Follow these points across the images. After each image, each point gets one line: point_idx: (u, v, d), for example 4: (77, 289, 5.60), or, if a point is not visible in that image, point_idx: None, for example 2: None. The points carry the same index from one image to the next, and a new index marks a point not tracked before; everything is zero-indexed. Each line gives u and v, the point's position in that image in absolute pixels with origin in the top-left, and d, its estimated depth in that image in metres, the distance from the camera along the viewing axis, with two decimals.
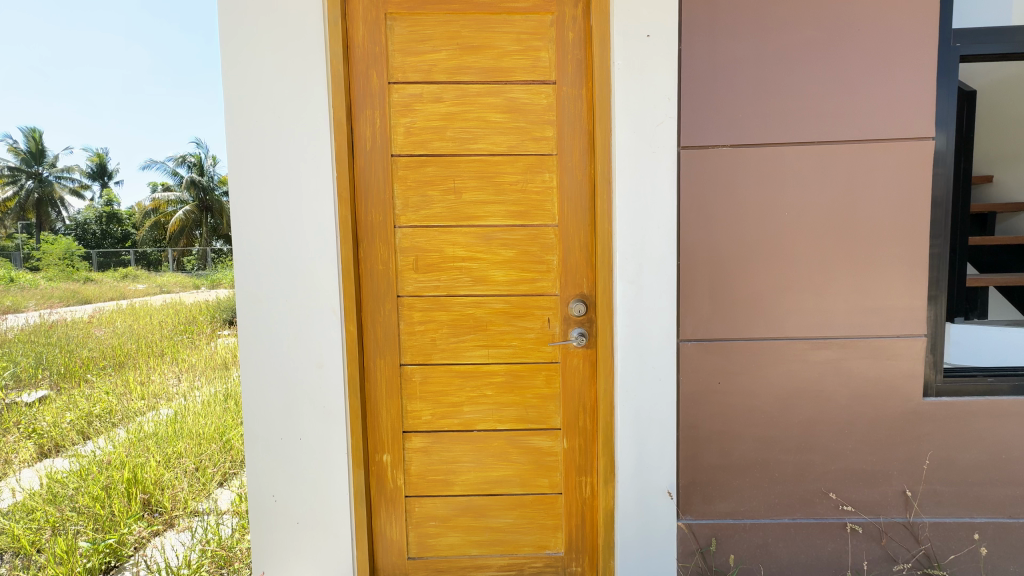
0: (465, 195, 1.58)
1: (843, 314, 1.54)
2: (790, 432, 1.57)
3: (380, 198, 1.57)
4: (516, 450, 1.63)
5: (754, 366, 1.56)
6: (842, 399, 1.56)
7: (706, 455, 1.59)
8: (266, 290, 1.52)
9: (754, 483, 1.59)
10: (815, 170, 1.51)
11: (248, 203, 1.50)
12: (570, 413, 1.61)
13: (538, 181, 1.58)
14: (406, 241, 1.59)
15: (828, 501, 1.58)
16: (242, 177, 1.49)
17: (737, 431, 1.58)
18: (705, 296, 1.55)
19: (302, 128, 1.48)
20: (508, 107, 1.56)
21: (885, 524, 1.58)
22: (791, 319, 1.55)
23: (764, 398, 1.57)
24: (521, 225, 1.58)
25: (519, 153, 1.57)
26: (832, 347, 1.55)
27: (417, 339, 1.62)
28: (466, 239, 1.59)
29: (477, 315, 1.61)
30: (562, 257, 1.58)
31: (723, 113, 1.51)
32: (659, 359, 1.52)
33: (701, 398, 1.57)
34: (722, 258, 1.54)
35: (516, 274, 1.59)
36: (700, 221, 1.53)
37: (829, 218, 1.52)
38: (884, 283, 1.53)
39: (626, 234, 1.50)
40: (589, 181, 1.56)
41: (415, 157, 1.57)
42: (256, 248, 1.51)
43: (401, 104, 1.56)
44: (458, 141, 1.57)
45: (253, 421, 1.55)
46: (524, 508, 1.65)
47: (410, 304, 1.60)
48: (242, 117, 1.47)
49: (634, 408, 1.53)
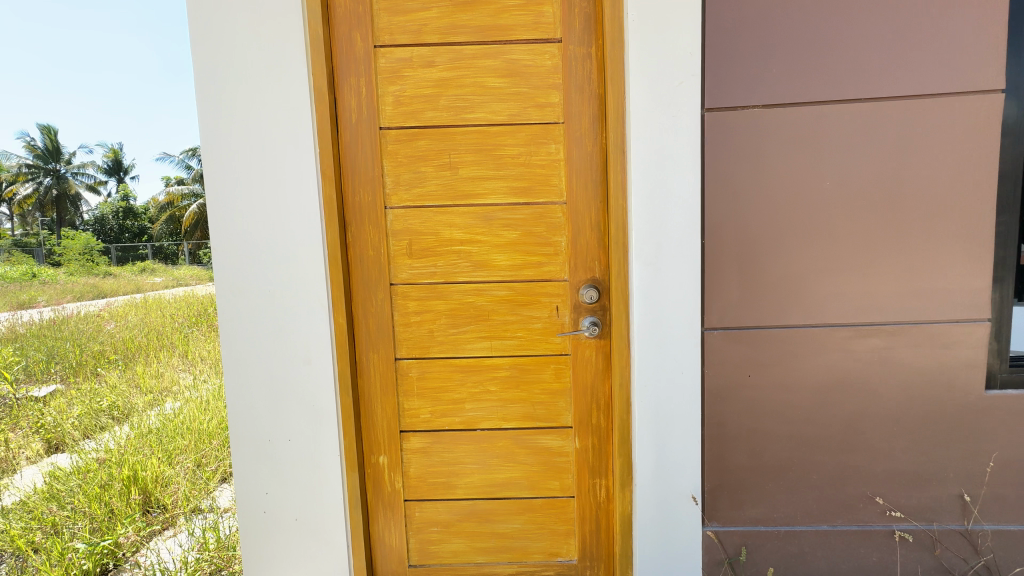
0: (462, 170, 1.43)
1: (894, 299, 1.33)
2: (829, 429, 1.36)
3: (369, 177, 1.43)
4: (522, 450, 1.50)
5: (790, 358, 1.35)
6: (889, 393, 1.35)
7: (734, 455, 1.39)
8: (247, 281, 1.39)
9: (789, 486, 1.38)
10: (858, 133, 1.31)
11: (224, 184, 1.36)
12: (582, 410, 1.47)
13: (543, 154, 1.42)
14: (398, 224, 1.45)
15: (873, 506, 1.37)
16: (217, 155, 1.35)
17: (771, 429, 1.37)
18: (733, 279, 1.35)
19: (280, 99, 1.34)
20: (508, 71, 1.39)
21: (939, 532, 1.37)
22: (832, 304, 1.34)
23: (803, 393, 1.36)
24: (525, 204, 1.43)
25: (521, 123, 1.41)
26: (879, 334, 1.34)
27: (413, 331, 1.48)
28: (463, 220, 1.44)
29: (478, 304, 1.46)
30: (571, 238, 1.42)
31: (754, 69, 1.31)
32: (680, 350, 1.35)
33: (729, 394, 1.37)
34: (752, 236, 1.34)
35: (520, 258, 1.44)
36: (727, 195, 1.34)
37: (875, 188, 1.32)
38: (940, 260, 1.32)
39: (642, 210, 1.33)
40: (600, 153, 1.40)
41: (406, 130, 1.42)
42: (235, 233, 1.38)
43: (389, 70, 1.40)
44: (453, 110, 1.41)
45: (238, 422, 1.43)
46: (535, 512, 1.52)
47: (404, 293, 1.47)
48: (214, 89, 1.33)
49: (652, 406, 1.37)
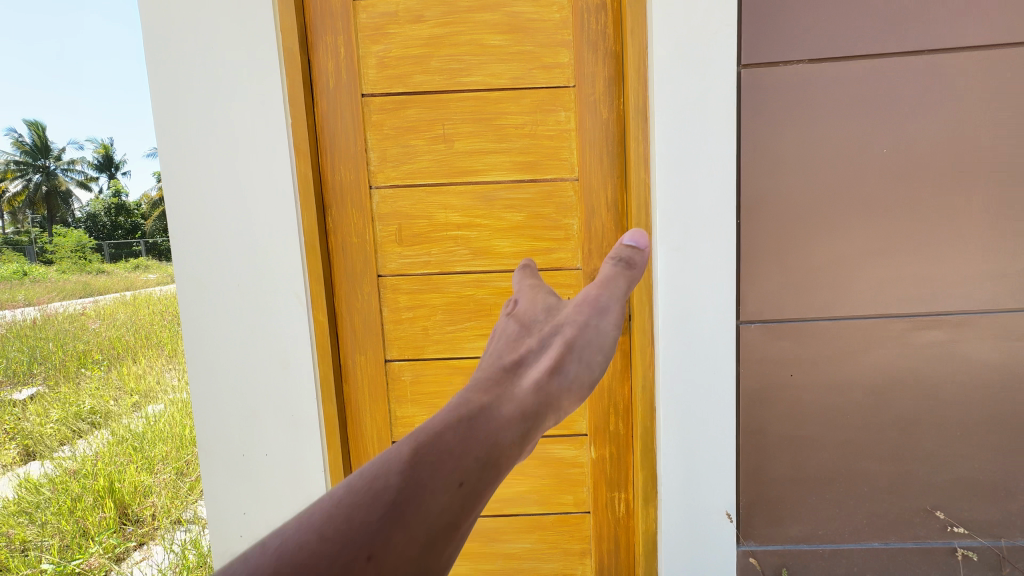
0: (458, 144, 1.24)
1: (960, 285, 1.15)
2: (883, 435, 1.19)
3: (351, 153, 1.24)
4: (531, 461, 1.33)
5: (839, 355, 1.17)
6: (952, 393, 1.18)
7: (774, 466, 1.21)
8: (212, 273, 1.20)
9: (836, 500, 1.21)
10: (921, 91, 1.12)
11: (182, 162, 1.17)
12: (598, 415, 1.30)
13: (551, 122, 1.23)
14: (386, 207, 1.26)
15: (931, 521, 1.21)
16: (173, 128, 1.16)
17: (815, 436, 1.20)
18: (774, 264, 1.16)
19: (242, 58, 1.14)
20: (509, 26, 1.20)
21: (1005, 549, 1.21)
22: (889, 292, 1.16)
23: (853, 394, 1.18)
24: (531, 181, 1.24)
25: (526, 87, 1.22)
26: (942, 326, 1.16)
27: (405, 330, 1.30)
28: (460, 201, 1.25)
29: (478, 297, 1.28)
30: (584, 220, 1.24)
31: (800, 17, 1.11)
32: (713, 347, 1.17)
33: (768, 396, 1.19)
34: (796, 214, 1.15)
35: (526, 244, 1.26)
36: (767, 166, 1.15)
37: (940, 156, 1.13)
38: (1012, 239, 1.14)
39: (669, 184, 1.13)
40: (617, 121, 1.21)
41: (393, 97, 1.23)
42: (197, 219, 1.19)
43: (371, 27, 1.21)
44: (447, 74, 1.22)
45: (207, 435, 1.26)
46: (546, 531, 1.35)
47: (395, 285, 1.29)
48: (167, 49, 1.14)
49: (680, 411, 1.19)
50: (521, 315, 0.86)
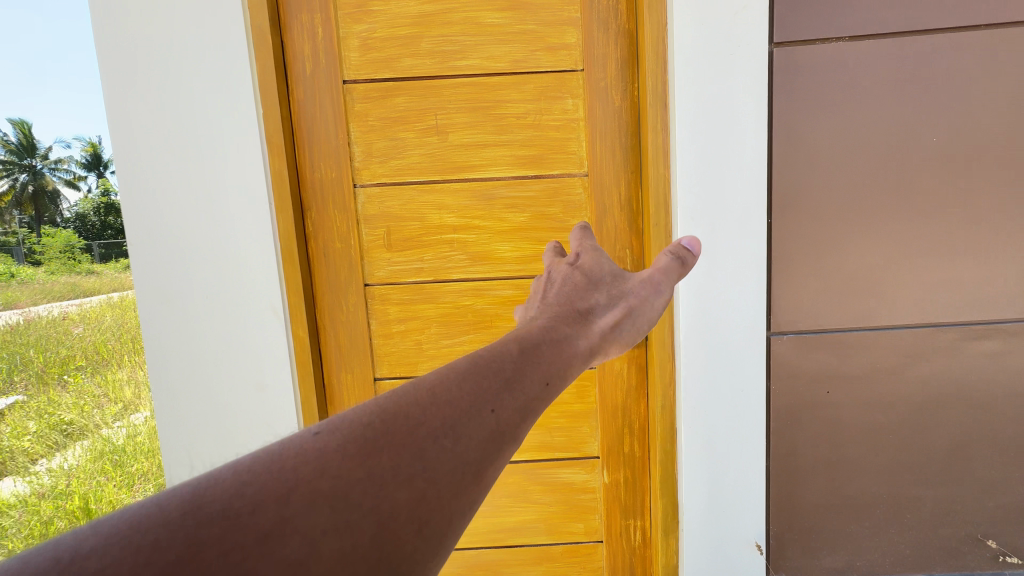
0: (452, 136, 1.10)
1: (1016, 290, 1.03)
2: (928, 457, 1.07)
3: (332, 147, 1.10)
4: (538, 487, 1.20)
5: (880, 368, 1.05)
6: (1005, 409, 1.06)
7: (808, 491, 1.10)
8: (176, 285, 1.06)
9: (875, 527, 1.10)
10: (982, 70, 0.98)
11: (140, 159, 1.03)
12: (612, 436, 1.18)
13: (557, 111, 1.09)
14: (373, 208, 1.13)
15: (980, 550, 1.10)
16: (129, 120, 1.02)
17: (854, 458, 1.08)
18: (810, 268, 1.03)
19: (204, 39, 1.00)
20: (509, 2, 1.06)
21: None
22: (939, 299, 1.03)
23: (896, 412, 1.06)
24: (535, 177, 1.11)
25: (528, 72, 1.08)
26: (995, 336, 1.04)
27: (396, 344, 1.17)
28: (456, 201, 1.12)
29: (478, 308, 1.15)
30: (595, 221, 1.11)
31: None
32: (742, 361, 1.05)
33: (802, 415, 1.07)
34: (836, 211, 1.02)
35: (530, 248, 1.13)
36: (805, 157, 1.00)
37: (999, 144, 0.99)
38: None
39: (691, 180, 1.00)
40: (631, 110, 1.08)
41: (378, 83, 1.09)
42: (157, 223, 1.04)
43: (353, 4, 1.06)
44: (439, 57, 1.08)
45: (176, 466, 1.12)
46: (555, 562, 1.23)
47: (384, 296, 1.15)
48: (118, 29, 0.99)
49: (704, 434, 1.07)
50: (583, 264, 0.69)
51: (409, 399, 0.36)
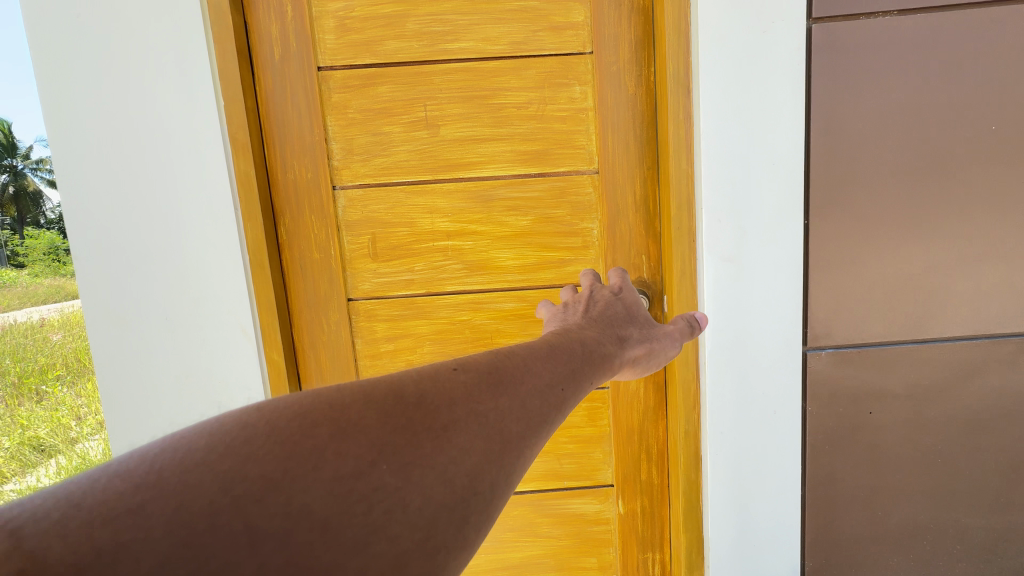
0: (444, 130, 0.97)
1: None
2: (979, 482, 0.97)
3: (307, 144, 0.96)
4: (546, 519, 1.09)
5: (929, 386, 0.94)
6: None
7: (848, 523, 0.98)
8: (130, 304, 0.92)
9: (920, 559, 0.99)
10: None
11: (83, 160, 0.89)
12: (627, 463, 1.06)
13: (563, 100, 0.96)
14: (354, 212, 0.99)
15: None
16: (68, 115, 0.87)
17: (898, 485, 0.97)
18: (855, 276, 0.90)
19: (152, 18, 0.85)
20: None
21: None
22: (996, 307, 0.91)
23: (944, 433, 0.95)
24: (538, 175, 0.98)
25: (529, 55, 0.95)
26: None
27: (384, 365, 1.04)
28: (449, 203, 0.99)
29: (475, 324, 1.02)
30: (606, 225, 0.99)
31: None
32: (774, 380, 0.93)
33: (842, 440, 0.95)
34: (885, 210, 0.89)
35: (534, 255, 1.00)
36: (851, 148, 0.87)
37: None
38: None
39: (717, 177, 0.89)
40: (646, 98, 0.96)
41: (358, 70, 0.95)
42: (106, 233, 0.90)
43: None
44: (427, 39, 0.94)
45: None
46: None
47: (369, 312, 1.02)
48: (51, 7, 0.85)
49: (733, 461, 0.96)
50: (626, 296, 0.64)
51: (517, 353, 0.41)
